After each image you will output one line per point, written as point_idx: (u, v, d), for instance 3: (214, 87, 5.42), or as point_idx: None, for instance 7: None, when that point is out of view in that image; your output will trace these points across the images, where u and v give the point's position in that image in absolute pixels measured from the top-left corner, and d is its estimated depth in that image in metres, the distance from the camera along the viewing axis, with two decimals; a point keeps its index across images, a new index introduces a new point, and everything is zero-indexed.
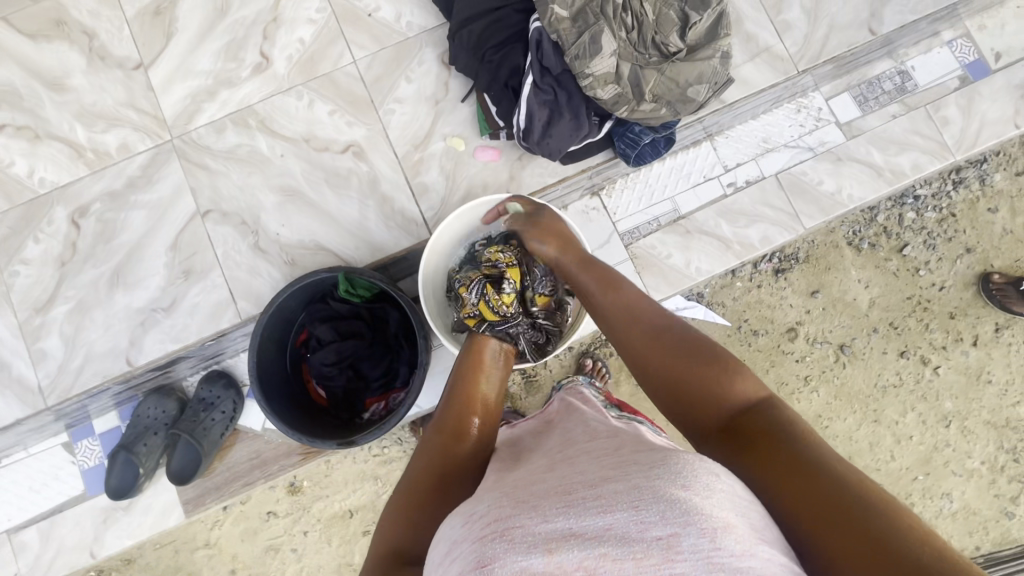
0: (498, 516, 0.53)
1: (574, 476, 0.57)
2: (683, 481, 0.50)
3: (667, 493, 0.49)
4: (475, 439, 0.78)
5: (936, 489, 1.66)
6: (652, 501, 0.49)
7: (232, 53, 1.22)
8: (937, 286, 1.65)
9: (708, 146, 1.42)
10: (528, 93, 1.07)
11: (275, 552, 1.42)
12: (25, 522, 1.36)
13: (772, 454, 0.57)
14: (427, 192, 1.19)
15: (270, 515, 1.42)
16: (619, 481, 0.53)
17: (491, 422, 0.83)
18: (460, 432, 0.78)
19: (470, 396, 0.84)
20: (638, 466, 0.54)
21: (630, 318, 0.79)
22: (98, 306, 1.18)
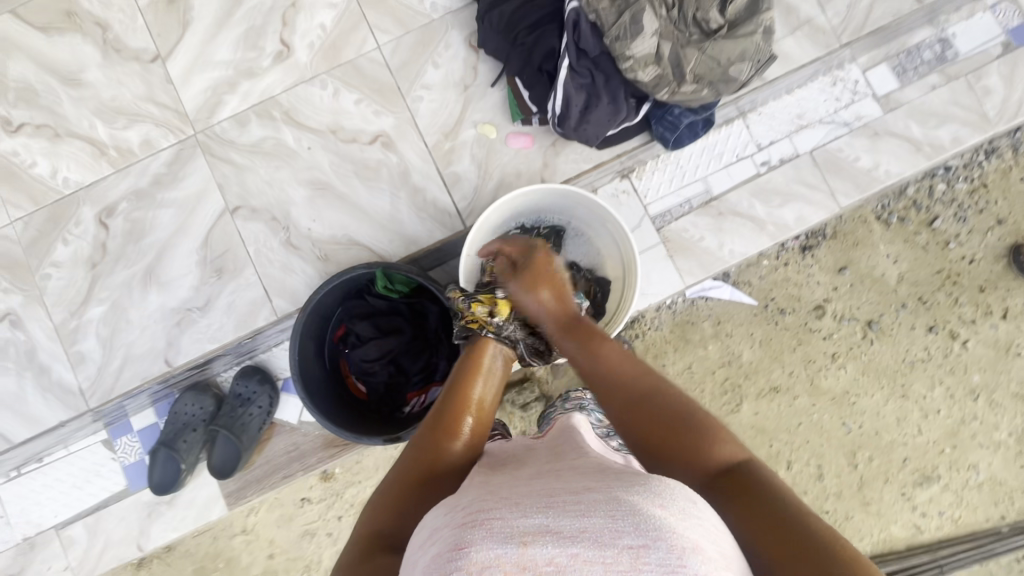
0: (482, 506, 0.55)
1: (557, 484, 0.60)
2: (659, 500, 0.54)
3: (645, 508, 0.52)
4: (468, 440, 0.77)
5: (963, 461, 1.65)
6: (627, 513, 0.51)
7: (252, 42, 1.18)
8: (967, 259, 1.63)
9: (741, 124, 1.38)
10: (565, 77, 1.04)
11: (311, 537, 1.44)
12: (71, 518, 1.38)
13: (756, 510, 0.60)
14: (459, 181, 1.16)
15: (304, 502, 1.43)
16: (599, 492, 0.56)
17: (484, 425, 0.81)
18: (453, 429, 0.77)
19: (466, 398, 0.82)
20: (620, 482, 0.57)
21: (615, 377, 0.77)
22: (132, 307, 1.17)
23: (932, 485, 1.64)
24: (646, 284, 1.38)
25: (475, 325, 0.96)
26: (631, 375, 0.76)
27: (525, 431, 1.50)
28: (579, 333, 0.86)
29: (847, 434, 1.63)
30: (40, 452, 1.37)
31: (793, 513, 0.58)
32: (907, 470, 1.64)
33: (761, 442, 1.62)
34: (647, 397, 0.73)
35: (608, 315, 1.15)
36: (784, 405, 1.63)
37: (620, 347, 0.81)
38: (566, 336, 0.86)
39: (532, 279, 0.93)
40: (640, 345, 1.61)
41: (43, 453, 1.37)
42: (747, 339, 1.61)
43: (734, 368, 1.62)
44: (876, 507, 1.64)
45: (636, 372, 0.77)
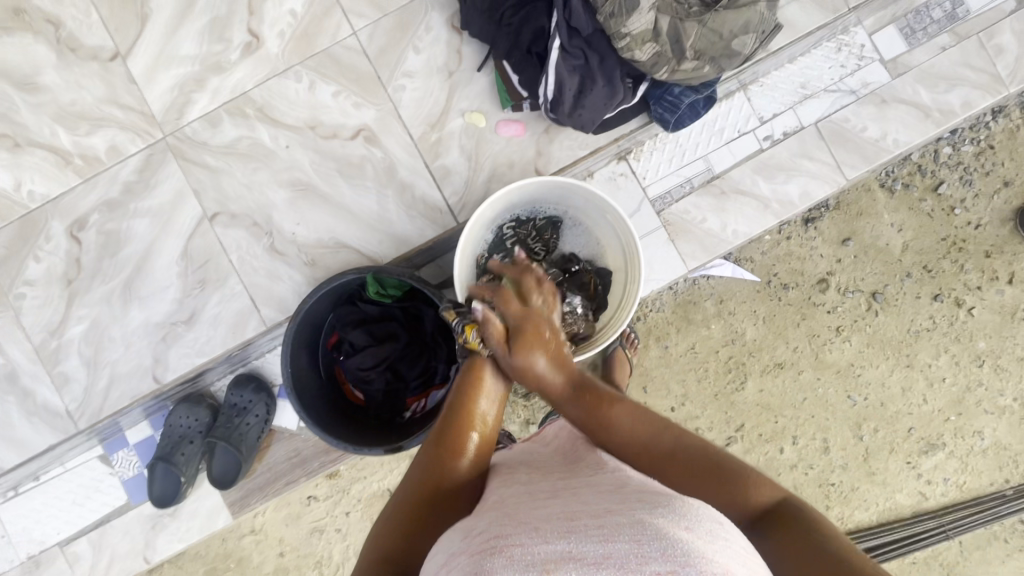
0: (500, 531, 0.53)
1: (576, 505, 0.57)
2: (683, 523, 0.51)
3: (671, 532, 0.50)
4: (473, 457, 0.74)
5: (968, 428, 1.62)
6: (652, 537, 0.49)
7: (217, 34, 1.10)
8: (974, 224, 1.58)
9: (741, 97, 1.32)
10: (556, 59, 0.97)
11: (321, 534, 1.43)
12: (74, 535, 1.36)
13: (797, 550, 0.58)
14: (449, 175, 1.10)
15: (310, 500, 1.42)
16: (621, 515, 0.53)
17: (489, 441, 0.78)
18: (457, 448, 0.74)
19: (469, 414, 0.77)
20: (641, 503, 0.55)
21: (638, 443, 0.70)
22: (114, 324, 1.12)
23: (937, 453, 1.62)
24: (648, 270, 1.33)
25: (473, 348, 0.83)
26: (653, 439, 0.70)
27: (529, 421, 1.48)
28: (588, 397, 0.76)
29: (852, 407, 1.61)
30: (36, 471, 1.34)
31: (836, 551, 0.56)
32: (912, 439, 1.62)
33: (766, 419, 1.60)
34: (674, 454, 0.68)
35: (611, 309, 1.10)
36: (789, 380, 1.60)
37: (638, 408, 0.73)
38: (574, 406, 0.75)
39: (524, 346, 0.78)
40: (642, 327, 1.58)
41: (39, 471, 1.35)
42: (750, 316, 1.58)
43: (738, 347, 1.59)
44: (881, 477, 1.62)
45: (656, 435, 0.70)
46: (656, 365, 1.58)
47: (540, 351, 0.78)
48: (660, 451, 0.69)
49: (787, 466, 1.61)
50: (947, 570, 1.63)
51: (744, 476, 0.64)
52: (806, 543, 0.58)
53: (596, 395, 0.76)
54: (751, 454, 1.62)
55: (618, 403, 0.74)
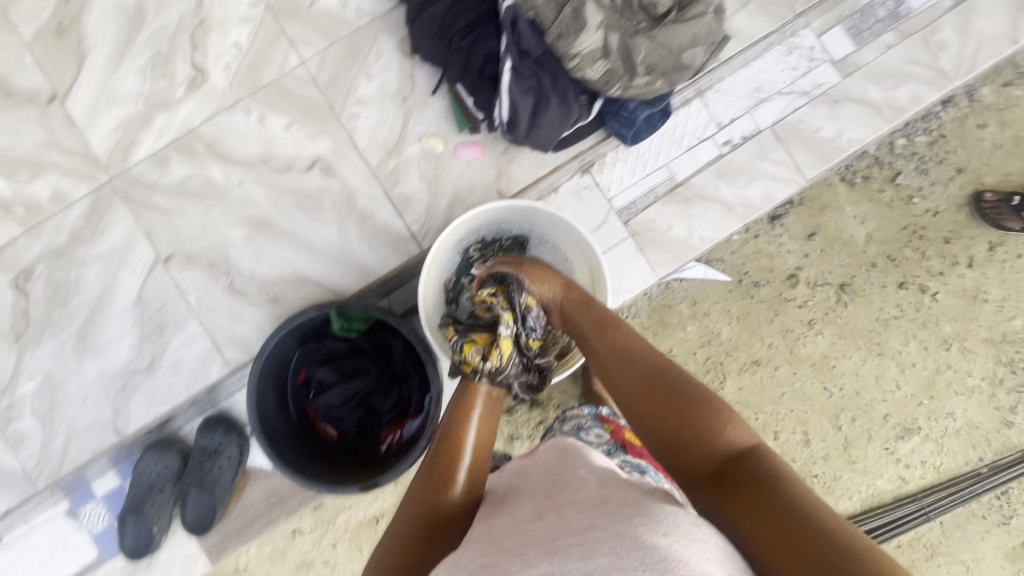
0: (485, 562, 0.54)
1: (559, 524, 0.56)
2: (663, 528, 0.50)
3: (649, 540, 0.49)
4: (464, 484, 0.70)
5: (940, 410, 1.65)
6: (632, 547, 0.48)
7: (160, 71, 1.07)
8: (931, 211, 1.62)
9: (699, 105, 1.33)
10: (508, 81, 0.96)
11: (308, 568, 1.37)
12: None
13: (746, 498, 0.56)
14: (409, 202, 1.09)
15: (295, 533, 1.37)
16: (601, 529, 0.52)
17: (481, 466, 0.74)
18: (447, 476, 0.70)
19: (459, 440, 0.75)
20: (621, 514, 0.53)
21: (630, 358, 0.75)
22: (68, 377, 1.07)
23: (913, 437, 1.65)
24: (619, 282, 1.31)
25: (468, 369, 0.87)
26: (645, 356, 0.74)
27: (513, 437, 1.43)
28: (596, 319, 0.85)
29: (829, 399, 1.63)
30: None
31: (790, 504, 0.53)
32: (889, 425, 1.64)
33: (747, 417, 1.61)
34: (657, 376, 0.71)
35: None
36: (766, 376, 1.61)
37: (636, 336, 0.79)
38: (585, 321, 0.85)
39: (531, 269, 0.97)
40: None
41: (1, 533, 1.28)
42: (724, 317, 1.59)
43: (715, 347, 1.60)
44: (862, 465, 1.64)
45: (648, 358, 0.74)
46: None
47: (553, 278, 0.94)
48: (647, 374, 0.72)
49: None
50: (932, 551, 1.65)
51: (712, 408, 0.65)
52: (760, 490, 0.55)
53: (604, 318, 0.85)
54: None
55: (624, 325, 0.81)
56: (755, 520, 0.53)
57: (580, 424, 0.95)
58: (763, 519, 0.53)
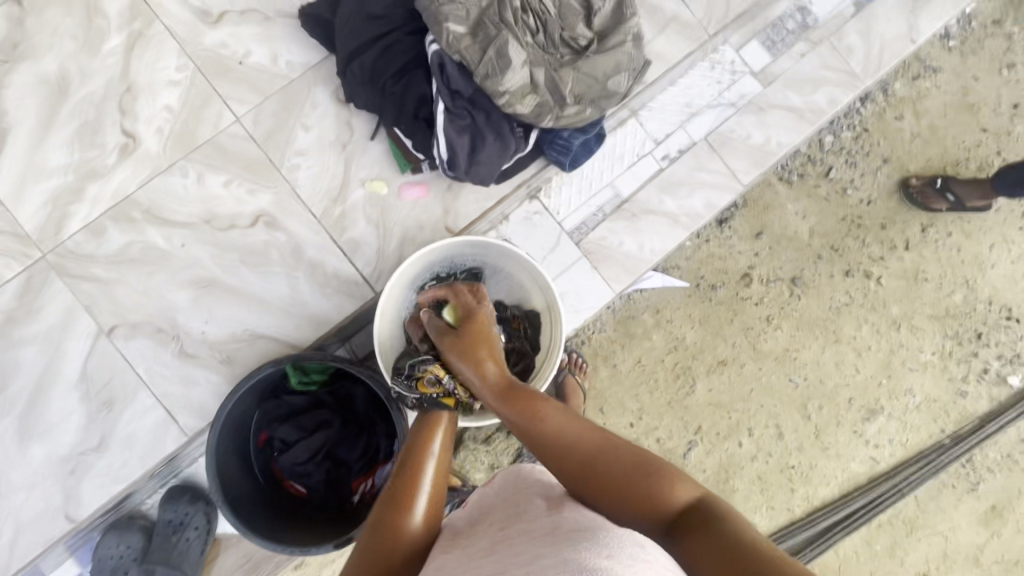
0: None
1: (510, 556, 0.57)
2: (605, 551, 0.52)
3: (591, 562, 0.50)
4: (425, 513, 0.68)
5: (900, 388, 1.72)
6: (575, 570, 0.50)
7: (89, 140, 1.07)
8: (864, 201, 1.71)
9: (634, 124, 1.37)
10: (443, 121, 1.02)
11: None
12: None
13: (714, 557, 0.56)
14: (358, 247, 1.12)
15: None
16: (548, 556, 0.54)
17: (440, 494, 0.72)
18: (407, 504, 0.68)
19: (418, 466, 0.72)
20: (568, 539, 0.55)
21: (564, 440, 0.69)
22: (14, 465, 1.04)
23: (878, 418, 1.71)
24: (578, 301, 1.32)
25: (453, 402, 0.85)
26: (580, 436, 0.69)
27: (494, 466, 1.41)
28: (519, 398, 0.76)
29: (795, 389, 1.67)
30: None
31: (756, 553, 0.55)
32: (854, 408, 1.70)
33: (720, 417, 1.64)
34: (599, 454, 0.67)
35: (542, 354, 1.12)
36: (734, 375, 1.65)
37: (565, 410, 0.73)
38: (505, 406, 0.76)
39: (467, 341, 0.86)
40: (588, 351, 1.59)
41: None
42: (687, 321, 1.63)
43: (681, 352, 1.63)
44: (833, 450, 1.69)
45: (583, 435, 0.69)
46: (608, 385, 1.59)
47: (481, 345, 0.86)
48: (586, 452, 0.68)
49: (748, 458, 1.65)
50: (911, 526, 1.70)
51: (661, 470, 0.65)
52: (724, 544, 0.57)
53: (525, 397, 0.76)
54: (714, 454, 1.65)
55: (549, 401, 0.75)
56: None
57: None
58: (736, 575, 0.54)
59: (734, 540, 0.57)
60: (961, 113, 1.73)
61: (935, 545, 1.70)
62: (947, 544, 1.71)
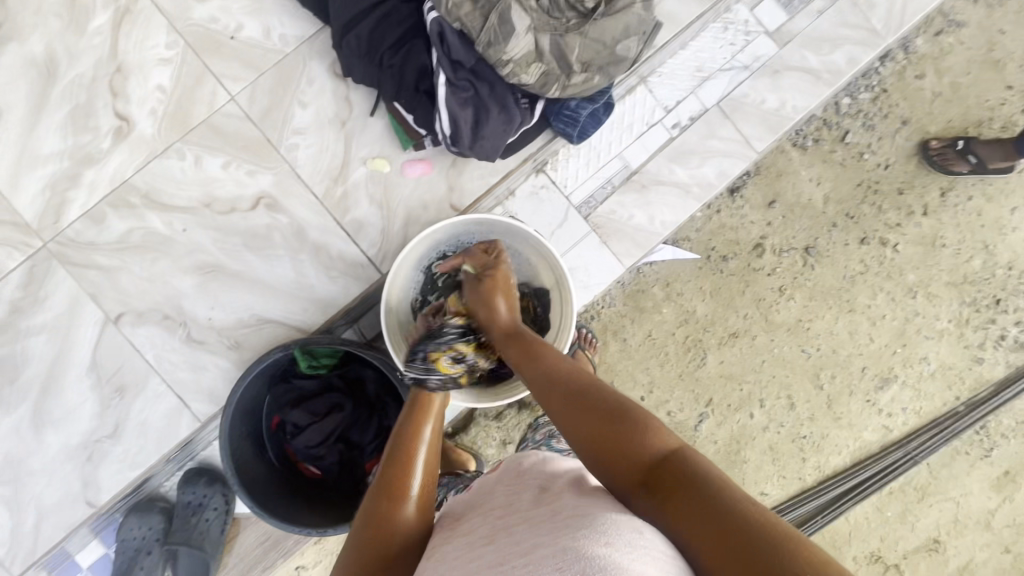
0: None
1: (509, 546, 0.56)
2: (604, 539, 0.52)
3: (590, 551, 0.50)
4: (417, 502, 0.68)
5: (914, 356, 1.69)
6: (575, 559, 0.50)
7: (81, 124, 1.05)
8: (882, 165, 1.65)
9: (643, 91, 1.32)
10: (445, 94, 0.99)
11: None
12: None
13: (687, 507, 0.56)
14: (362, 227, 1.10)
15: (299, 569, 1.29)
16: (547, 545, 0.53)
17: (431, 480, 0.71)
18: (398, 495, 0.67)
19: (407, 456, 0.72)
20: (567, 526, 0.55)
21: (554, 379, 0.73)
22: (32, 453, 1.05)
23: (891, 386, 1.69)
24: (588, 277, 1.30)
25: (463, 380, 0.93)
26: (567, 374, 0.72)
27: (506, 442, 1.42)
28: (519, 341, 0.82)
29: (808, 359, 1.65)
30: None
31: (732, 510, 0.53)
32: (867, 377, 1.68)
33: (731, 389, 1.63)
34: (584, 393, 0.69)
35: (552, 334, 1.09)
36: (746, 347, 1.63)
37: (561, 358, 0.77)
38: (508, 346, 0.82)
39: (487, 291, 0.90)
40: (597, 326, 1.57)
41: None
42: (698, 294, 1.60)
43: (692, 325, 1.61)
44: (846, 420, 1.68)
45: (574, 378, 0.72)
46: (619, 359, 1.58)
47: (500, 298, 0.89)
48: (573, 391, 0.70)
49: (760, 429, 1.64)
50: (922, 493, 1.70)
51: (638, 422, 0.65)
52: (700, 499, 0.56)
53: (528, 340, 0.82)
54: (726, 426, 1.64)
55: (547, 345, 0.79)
56: (701, 532, 0.53)
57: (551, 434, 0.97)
58: (705, 526, 0.53)
59: (709, 495, 0.56)
60: (986, 70, 1.64)
61: (946, 511, 1.70)
62: (959, 509, 1.70)
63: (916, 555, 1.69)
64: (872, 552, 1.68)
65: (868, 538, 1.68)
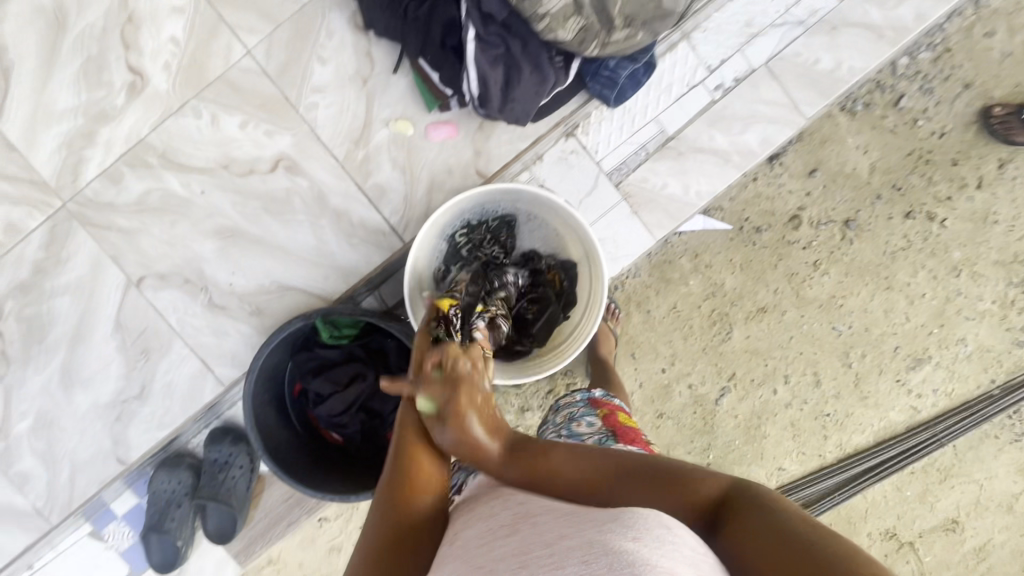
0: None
1: (531, 535, 0.54)
2: (631, 533, 0.50)
3: (617, 545, 0.48)
4: (433, 493, 0.66)
5: (951, 337, 1.53)
6: (600, 554, 0.48)
7: (94, 79, 1.01)
8: (937, 133, 1.48)
9: (686, 48, 1.22)
10: (474, 51, 0.95)
11: (339, 552, 1.30)
12: None
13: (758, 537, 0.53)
14: (384, 193, 1.07)
15: (322, 520, 1.29)
16: (572, 537, 0.52)
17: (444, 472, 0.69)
18: (415, 488, 0.65)
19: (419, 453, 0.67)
20: (594, 521, 0.53)
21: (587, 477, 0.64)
22: (61, 411, 1.07)
23: (924, 367, 1.53)
24: (616, 248, 1.24)
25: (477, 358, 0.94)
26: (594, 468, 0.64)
27: (523, 408, 1.39)
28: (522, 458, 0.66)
29: (838, 337, 1.51)
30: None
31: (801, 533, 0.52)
32: (899, 357, 1.53)
33: (756, 364, 1.50)
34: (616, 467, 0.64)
35: (579, 311, 1.05)
36: (774, 322, 1.50)
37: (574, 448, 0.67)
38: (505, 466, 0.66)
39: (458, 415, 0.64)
40: (621, 297, 1.46)
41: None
42: (727, 267, 1.47)
43: (719, 298, 1.48)
44: (873, 400, 1.54)
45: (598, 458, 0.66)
46: (641, 331, 1.47)
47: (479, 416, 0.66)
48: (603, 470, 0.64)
49: (783, 406, 1.52)
50: (945, 474, 1.56)
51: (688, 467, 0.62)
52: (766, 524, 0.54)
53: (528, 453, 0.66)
54: (746, 402, 1.52)
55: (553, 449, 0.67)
56: (777, 563, 0.51)
57: (572, 415, 0.89)
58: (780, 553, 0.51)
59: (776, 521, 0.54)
60: None
61: (969, 493, 1.56)
62: (982, 492, 1.57)
63: (933, 534, 1.56)
64: (887, 530, 1.56)
65: (884, 516, 1.55)
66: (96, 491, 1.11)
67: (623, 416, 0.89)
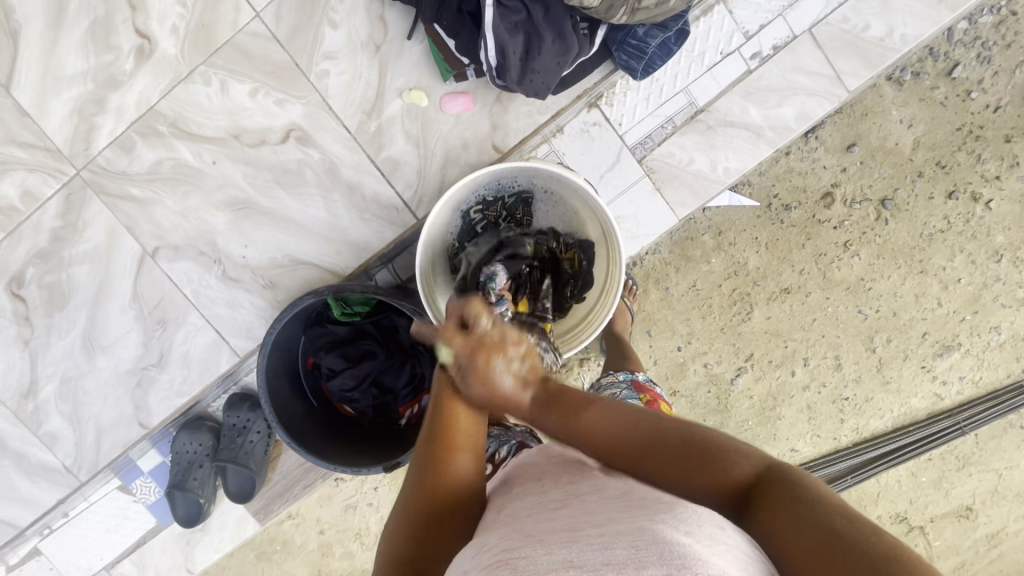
0: (508, 546, 0.50)
1: (581, 514, 0.52)
2: (683, 527, 0.47)
3: (670, 537, 0.45)
4: (468, 456, 0.63)
5: (985, 325, 1.45)
6: (651, 541, 0.45)
7: (102, 42, 0.99)
8: (992, 107, 1.35)
9: (722, 12, 1.13)
10: (493, 18, 0.90)
11: (355, 511, 1.34)
12: (115, 559, 1.27)
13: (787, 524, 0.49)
14: (398, 167, 1.04)
15: (338, 480, 1.32)
16: (622, 522, 0.49)
17: (479, 437, 0.66)
18: (450, 449, 0.63)
19: (453, 418, 0.65)
20: (644, 510, 0.51)
21: (612, 440, 0.61)
22: (84, 375, 1.10)
23: (952, 354, 1.46)
24: (636, 227, 1.19)
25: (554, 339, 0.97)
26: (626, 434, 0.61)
27: None
28: (556, 408, 0.64)
29: (864, 322, 1.44)
30: (44, 528, 1.23)
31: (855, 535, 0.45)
32: (926, 343, 1.46)
33: (775, 346, 1.45)
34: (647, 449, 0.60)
35: (595, 294, 1.01)
36: (797, 304, 1.43)
37: (606, 409, 0.64)
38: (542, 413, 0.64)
39: (483, 364, 0.63)
40: (639, 273, 1.42)
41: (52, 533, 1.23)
42: (751, 245, 1.40)
43: (741, 278, 1.42)
44: (895, 385, 1.48)
45: (628, 427, 0.62)
46: (658, 309, 1.44)
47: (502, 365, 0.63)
48: (635, 448, 0.60)
49: (799, 388, 1.48)
50: (964, 462, 1.52)
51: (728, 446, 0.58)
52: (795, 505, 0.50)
53: (564, 402, 0.64)
54: (763, 382, 1.48)
55: (587, 408, 0.63)
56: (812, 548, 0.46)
57: (614, 394, 0.88)
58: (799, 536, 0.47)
59: (840, 535, 0.46)
60: None
61: (985, 481, 1.53)
62: (1000, 481, 1.53)
63: (944, 520, 1.55)
64: (898, 514, 1.54)
65: (895, 500, 1.54)
66: (122, 449, 1.15)
67: (664, 405, 0.89)
